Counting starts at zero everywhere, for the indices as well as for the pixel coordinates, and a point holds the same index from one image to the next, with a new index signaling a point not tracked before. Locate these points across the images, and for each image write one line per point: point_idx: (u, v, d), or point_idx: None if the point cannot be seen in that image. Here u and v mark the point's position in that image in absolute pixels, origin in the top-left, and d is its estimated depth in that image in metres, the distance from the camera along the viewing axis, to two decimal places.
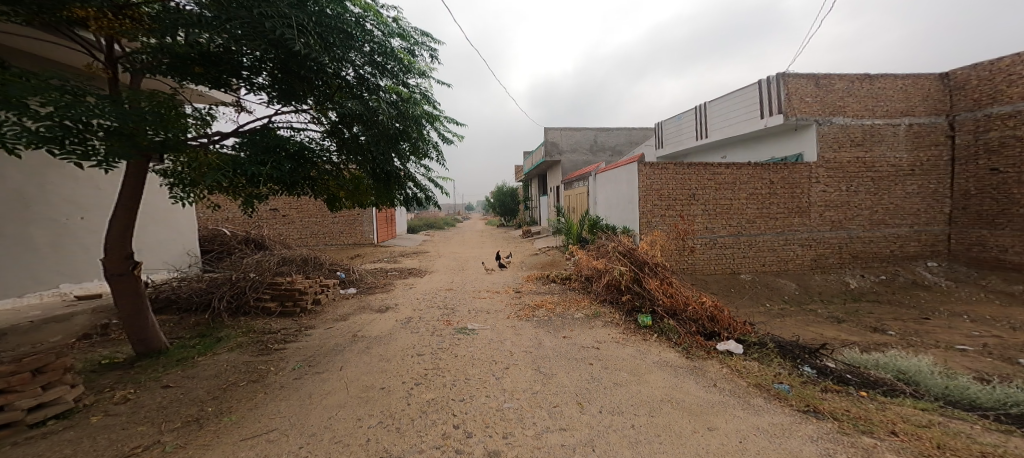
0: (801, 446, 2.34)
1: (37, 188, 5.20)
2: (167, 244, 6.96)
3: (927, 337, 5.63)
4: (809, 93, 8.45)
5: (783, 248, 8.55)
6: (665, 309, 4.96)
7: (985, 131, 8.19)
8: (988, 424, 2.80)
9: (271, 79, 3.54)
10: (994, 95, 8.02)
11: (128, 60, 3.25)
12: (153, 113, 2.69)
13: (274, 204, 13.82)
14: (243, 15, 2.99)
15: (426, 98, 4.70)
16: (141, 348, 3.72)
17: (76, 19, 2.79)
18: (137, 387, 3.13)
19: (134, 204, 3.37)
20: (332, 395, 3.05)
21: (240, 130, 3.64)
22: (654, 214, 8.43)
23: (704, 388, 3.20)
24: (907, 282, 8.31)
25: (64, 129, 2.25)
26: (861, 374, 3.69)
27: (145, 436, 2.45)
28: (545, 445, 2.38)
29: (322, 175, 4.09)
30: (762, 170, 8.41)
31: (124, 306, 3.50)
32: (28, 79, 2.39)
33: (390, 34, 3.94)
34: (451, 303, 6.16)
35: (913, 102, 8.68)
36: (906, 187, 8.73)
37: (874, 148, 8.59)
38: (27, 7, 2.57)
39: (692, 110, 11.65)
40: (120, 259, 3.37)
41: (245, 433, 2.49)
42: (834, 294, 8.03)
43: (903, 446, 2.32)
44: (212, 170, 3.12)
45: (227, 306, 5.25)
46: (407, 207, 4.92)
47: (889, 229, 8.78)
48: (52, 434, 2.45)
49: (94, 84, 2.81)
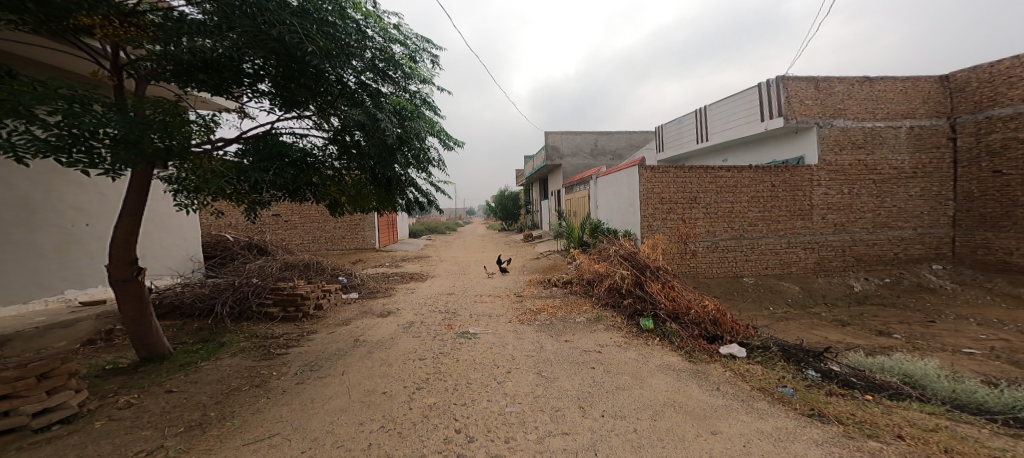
0: (806, 450, 2.32)
1: (44, 195, 5.26)
2: (171, 251, 7.00)
3: (933, 340, 5.58)
4: (809, 96, 8.47)
5: (785, 251, 8.52)
6: (666, 313, 4.94)
7: (986, 134, 8.18)
8: (996, 428, 2.76)
9: (273, 86, 3.59)
10: (994, 97, 8.02)
11: (133, 68, 3.29)
12: (159, 121, 2.72)
13: (277, 209, 13.89)
14: (244, 23, 3.05)
15: (428, 104, 4.72)
16: (145, 353, 3.74)
17: (83, 27, 2.83)
18: (140, 392, 3.14)
19: (139, 211, 3.39)
20: (334, 399, 3.05)
21: (243, 136, 3.68)
22: (655, 218, 8.42)
23: (708, 391, 3.18)
24: (911, 285, 8.26)
25: (72, 138, 2.28)
26: (865, 378, 3.66)
27: (148, 441, 2.45)
28: (547, 449, 2.36)
29: (325, 181, 4.13)
30: (763, 174, 8.40)
31: (129, 311, 3.53)
32: (36, 87, 2.42)
33: (391, 40, 3.96)
34: (453, 307, 6.16)
35: (914, 104, 8.68)
36: (908, 189, 8.70)
37: (876, 150, 8.57)
38: (35, 15, 2.60)
39: (692, 114, 11.67)
40: (124, 265, 3.39)
41: (248, 438, 2.49)
42: (838, 297, 7.98)
43: (910, 450, 2.29)
44: (216, 177, 3.16)
45: (230, 311, 5.27)
46: (409, 212, 4.94)
47: (893, 231, 8.73)
48: (56, 438, 2.45)
49: (99, 92, 2.84)
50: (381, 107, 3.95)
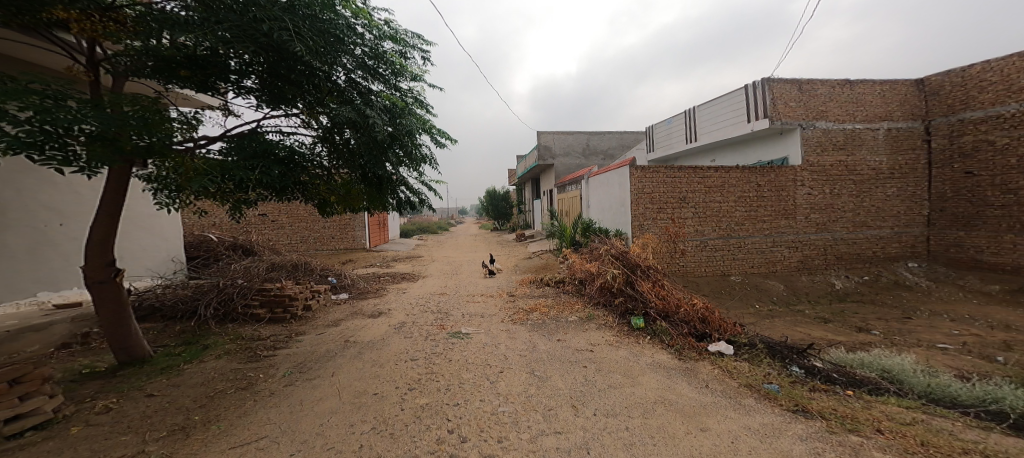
0: (792, 444, 2.39)
1: (14, 193, 5.05)
2: (151, 251, 6.79)
3: (910, 336, 5.79)
4: (792, 97, 8.66)
5: (770, 250, 8.72)
6: (657, 312, 5.04)
7: (959, 136, 8.50)
8: (969, 421, 2.88)
9: (259, 83, 3.51)
10: (966, 101, 8.33)
11: (110, 63, 3.16)
12: (137, 117, 2.62)
13: (262, 209, 13.62)
14: (232, 18, 2.99)
15: (419, 102, 4.69)
16: (123, 356, 3.63)
17: (56, 20, 2.72)
18: (119, 397, 3.05)
19: (117, 210, 3.28)
20: (323, 401, 3.01)
21: (227, 134, 3.58)
22: (645, 217, 8.52)
23: (697, 389, 3.24)
24: (890, 283, 8.53)
25: (44, 134, 2.19)
26: (847, 374, 3.77)
27: (128, 446, 2.39)
28: (540, 449, 2.38)
29: (313, 180, 4.03)
30: (749, 174, 8.58)
31: (107, 314, 3.42)
32: (5, 82, 2.32)
33: (382, 37, 3.92)
34: (444, 307, 6.14)
35: (892, 107, 8.95)
36: (886, 190, 8.98)
37: (856, 152, 8.82)
38: (5, 9, 2.49)
39: (681, 114, 11.84)
40: (101, 266, 3.28)
41: (234, 442, 2.45)
42: (820, 295, 8.19)
43: (890, 444, 2.38)
44: (199, 176, 3.03)
45: (214, 313, 5.15)
46: (400, 211, 4.89)
47: (872, 230, 9.00)
48: (30, 445, 2.37)
49: (74, 88, 2.74)
50: (371, 104, 3.90)
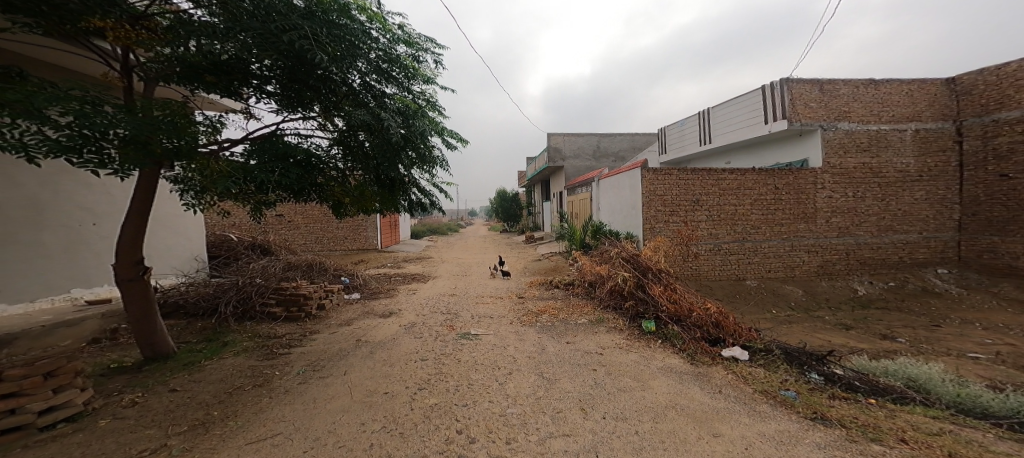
0: (809, 453, 2.31)
1: (50, 194, 5.30)
2: (175, 251, 7.04)
3: (938, 344, 5.53)
4: (812, 98, 8.44)
5: (788, 254, 8.49)
6: (668, 315, 4.96)
7: (992, 137, 8.14)
8: (1000, 432, 2.75)
9: (280, 87, 3.64)
10: (1001, 100, 7.96)
11: (142, 70, 3.32)
12: (167, 122, 2.74)
13: (279, 210, 14.00)
14: (255, 25, 3.11)
15: (432, 104, 4.76)
16: (149, 352, 3.77)
17: (93, 29, 2.87)
18: (144, 391, 3.17)
19: (145, 211, 3.41)
20: (336, 399, 3.06)
21: (249, 137, 3.70)
22: (658, 220, 8.40)
23: (710, 395, 3.16)
24: (916, 289, 8.18)
25: (82, 138, 2.31)
26: (869, 382, 3.63)
27: (152, 439, 2.47)
28: (548, 451, 2.36)
29: (329, 181, 4.13)
30: (767, 176, 8.38)
31: (134, 310, 3.56)
32: (47, 89, 2.46)
33: (395, 41, 4.00)
34: (454, 308, 6.17)
35: (920, 107, 8.63)
36: (913, 193, 8.65)
37: (881, 154, 8.53)
38: (48, 19, 2.63)
39: (695, 116, 11.67)
40: (131, 265, 3.43)
41: (250, 437, 2.51)
42: (842, 301, 7.90)
43: (914, 455, 2.28)
44: (223, 177, 3.15)
45: (233, 311, 5.30)
46: (412, 213, 4.96)
47: (897, 235, 8.67)
48: (61, 437, 2.48)
49: (110, 95, 2.88)
50: (385, 107, 3.97)
